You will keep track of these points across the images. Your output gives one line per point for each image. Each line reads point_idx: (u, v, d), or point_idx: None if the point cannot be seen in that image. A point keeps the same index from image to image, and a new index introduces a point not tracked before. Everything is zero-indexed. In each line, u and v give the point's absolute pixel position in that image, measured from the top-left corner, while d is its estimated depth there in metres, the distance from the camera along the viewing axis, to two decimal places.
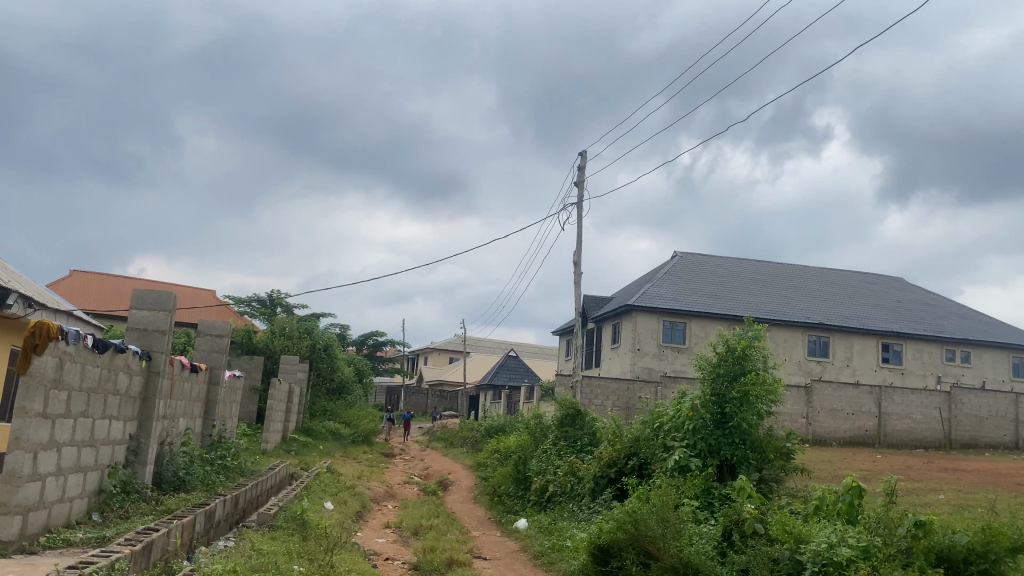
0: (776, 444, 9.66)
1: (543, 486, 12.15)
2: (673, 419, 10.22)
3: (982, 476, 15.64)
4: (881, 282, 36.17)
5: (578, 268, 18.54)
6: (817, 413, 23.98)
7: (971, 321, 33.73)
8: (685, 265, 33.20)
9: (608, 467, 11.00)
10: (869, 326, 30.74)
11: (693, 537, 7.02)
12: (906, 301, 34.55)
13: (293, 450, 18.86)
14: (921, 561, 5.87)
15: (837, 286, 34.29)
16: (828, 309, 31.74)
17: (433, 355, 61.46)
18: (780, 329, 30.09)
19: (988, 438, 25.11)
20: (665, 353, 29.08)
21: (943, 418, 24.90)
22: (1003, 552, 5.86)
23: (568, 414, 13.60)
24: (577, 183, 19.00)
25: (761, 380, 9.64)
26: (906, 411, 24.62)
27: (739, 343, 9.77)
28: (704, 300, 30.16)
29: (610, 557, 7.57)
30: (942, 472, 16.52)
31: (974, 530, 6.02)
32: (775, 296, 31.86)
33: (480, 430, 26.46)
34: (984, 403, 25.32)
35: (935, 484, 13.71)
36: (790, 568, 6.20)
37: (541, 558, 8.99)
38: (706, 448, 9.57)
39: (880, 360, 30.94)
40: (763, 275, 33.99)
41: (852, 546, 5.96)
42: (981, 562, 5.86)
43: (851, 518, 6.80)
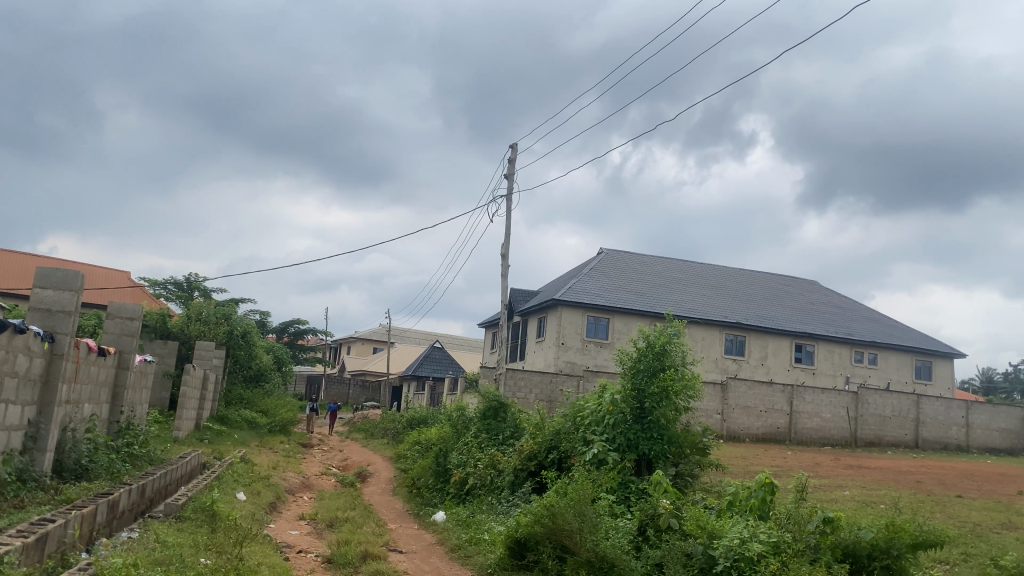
0: (692, 439, 9.81)
1: (462, 479, 12.07)
2: (594, 413, 10.24)
3: (885, 474, 16.30)
4: (797, 284, 37.37)
5: (506, 261, 18.48)
6: (732, 410, 24.60)
7: (878, 325, 35.15)
8: (610, 261, 33.58)
9: (528, 460, 10.98)
10: (784, 327, 31.70)
11: (610, 531, 7.02)
12: (819, 304, 35.77)
13: (207, 438, 18.30)
14: (828, 556, 6.01)
15: (755, 287, 35.24)
16: (746, 308, 32.57)
17: (357, 344, 60.69)
18: (699, 327, 30.69)
19: (891, 437, 26.23)
20: (588, 347, 29.35)
21: (850, 416, 25.83)
22: (905, 548, 6.06)
23: (491, 407, 13.53)
24: (507, 176, 18.93)
25: (681, 375, 9.77)
26: (815, 410, 25.45)
27: (659, 339, 9.88)
28: (627, 297, 30.54)
29: (527, 551, 7.55)
30: (848, 469, 17.16)
31: (878, 527, 6.20)
32: (696, 295, 32.51)
33: (401, 421, 26.24)
34: (888, 403, 26.44)
35: (839, 480, 14.16)
36: (702, 563, 6.30)
37: (456, 551, 8.91)
38: (625, 442, 9.62)
39: (793, 359, 31.95)
40: (686, 274, 34.65)
41: (763, 541, 6.08)
42: (884, 558, 6.04)
43: (763, 514, 6.93)
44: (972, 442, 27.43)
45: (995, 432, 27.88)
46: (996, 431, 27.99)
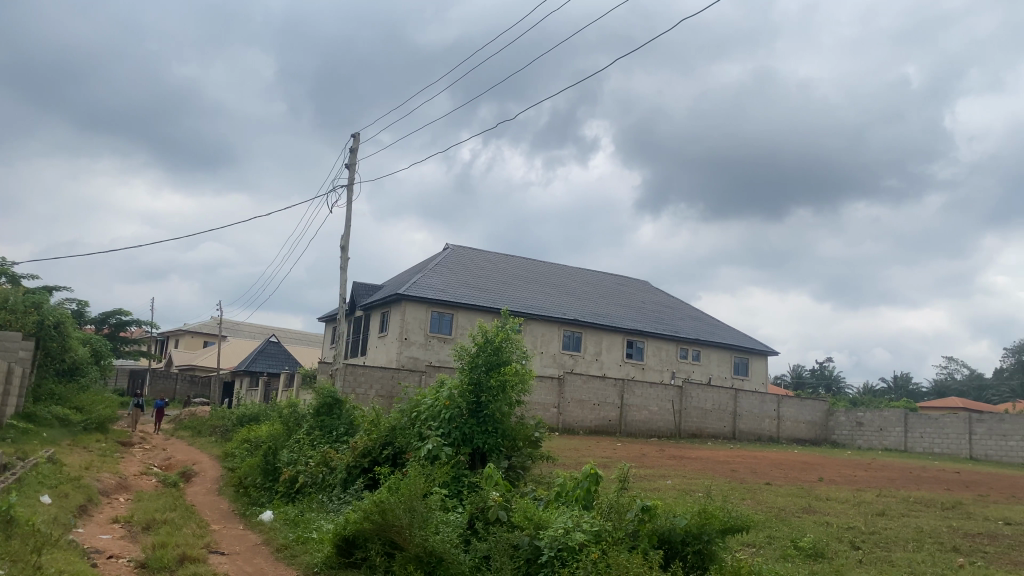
0: (525, 433, 10.00)
1: (292, 477, 11.72)
2: (430, 408, 10.20)
3: (703, 463, 17.32)
4: (631, 284, 39.03)
5: (345, 253, 18.09)
6: (567, 403, 25.27)
7: (703, 324, 37.32)
8: (453, 257, 33.67)
9: (362, 457, 10.79)
10: (618, 324, 32.99)
11: (439, 525, 7.01)
12: (650, 303, 37.51)
13: (9, 438, 16.73)
14: (645, 543, 6.29)
15: (592, 286, 36.48)
16: (584, 306, 33.60)
17: (186, 338, 57.64)
18: (539, 323, 31.34)
19: (711, 430, 27.92)
20: (430, 342, 29.28)
21: (675, 409, 27.25)
22: (715, 533, 6.42)
23: (326, 403, 13.20)
24: (348, 166, 18.50)
25: (516, 371, 9.93)
26: (644, 403, 26.66)
27: (497, 335, 10.00)
28: (469, 292, 30.74)
29: (355, 548, 7.43)
30: (671, 459, 18.06)
31: (692, 514, 6.54)
32: (536, 292, 33.22)
33: (231, 418, 25.11)
34: (709, 397, 28.12)
35: (662, 470, 14.89)
36: (527, 553, 6.44)
37: (283, 550, 8.62)
38: (459, 437, 9.63)
39: (625, 355, 33.32)
40: (527, 271, 35.31)
41: (586, 531, 6.29)
42: (696, 543, 6.37)
43: (588, 504, 7.16)
44: (781, 433, 29.73)
45: (802, 423, 30.35)
46: (802, 422, 30.44)
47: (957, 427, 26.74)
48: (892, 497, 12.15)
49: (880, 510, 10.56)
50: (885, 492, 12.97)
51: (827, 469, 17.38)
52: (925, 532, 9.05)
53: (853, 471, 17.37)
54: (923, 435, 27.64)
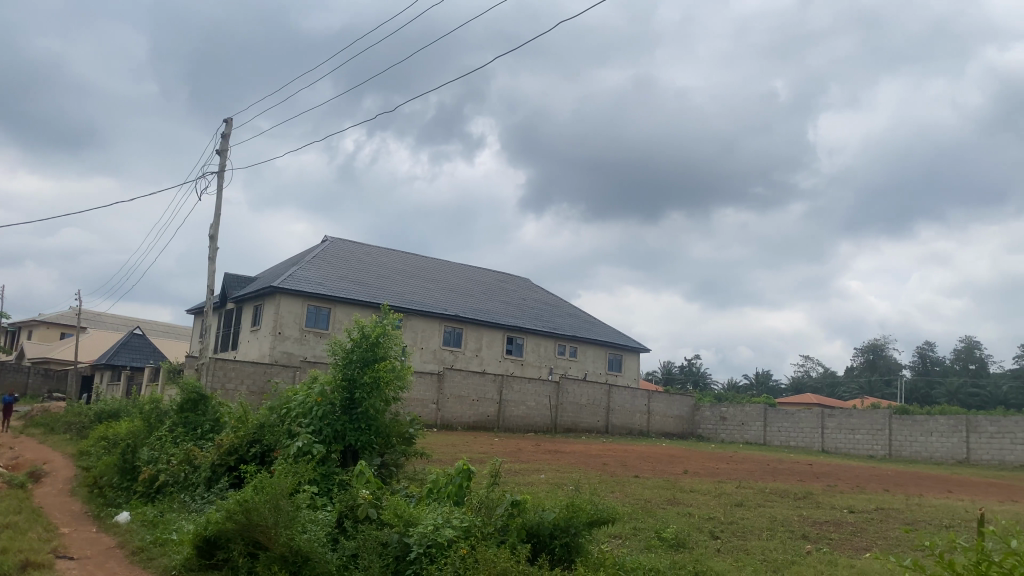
0: (398, 429, 9.92)
1: (152, 476, 11.19)
2: (301, 405, 9.93)
3: (576, 457, 17.67)
4: (510, 281, 39.41)
5: (215, 242, 17.39)
6: (446, 399, 25.17)
7: (579, 321, 38.14)
8: (332, 250, 32.95)
9: (228, 455, 10.40)
10: (497, 320, 33.23)
11: (306, 524, 6.84)
12: (529, 299, 38.00)
13: None
14: (513, 536, 6.34)
15: (472, 282, 36.59)
16: (464, 302, 33.62)
17: (40, 329, 53.96)
18: (418, 319, 31.09)
19: (585, 424, 28.57)
20: (306, 337, 28.59)
21: (551, 404, 27.71)
22: (581, 526, 6.56)
23: (191, 398, 12.64)
24: (219, 151, 17.76)
25: (392, 367, 9.82)
26: (521, 399, 26.97)
27: (372, 330, 9.86)
28: (347, 286, 30.20)
29: (216, 549, 7.18)
30: (546, 453, 18.33)
31: (560, 508, 6.66)
32: (416, 287, 33.01)
33: (88, 415, 23.68)
34: (584, 392, 28.74)
35: (535, 464, 15.10)
36: (397, 551, 6.40)
37: (139, 553, 8.20)
38: (331, 434, 9.42)
39: (504, 352, 33.60)
40: (408, 266, 35.02)
41: (455, 527, 6.32)
42: (564, 536, 6.48)
43: (459, 500, 7.17)
44: (651, 427, 30.79)
45: (670, 418, 31.53)
46: (671, 417, 31.59)
47: (811, 421, 28.45)
48: (751, 488, 12.81)
49: (738, 500, 11.11)
50: (744, 483, 13.64)
51: (693, 462, 18.15)
52: (777, 521, 9.58)
53: (717, 463, 18.19)
54: (781, 429, 29.30)
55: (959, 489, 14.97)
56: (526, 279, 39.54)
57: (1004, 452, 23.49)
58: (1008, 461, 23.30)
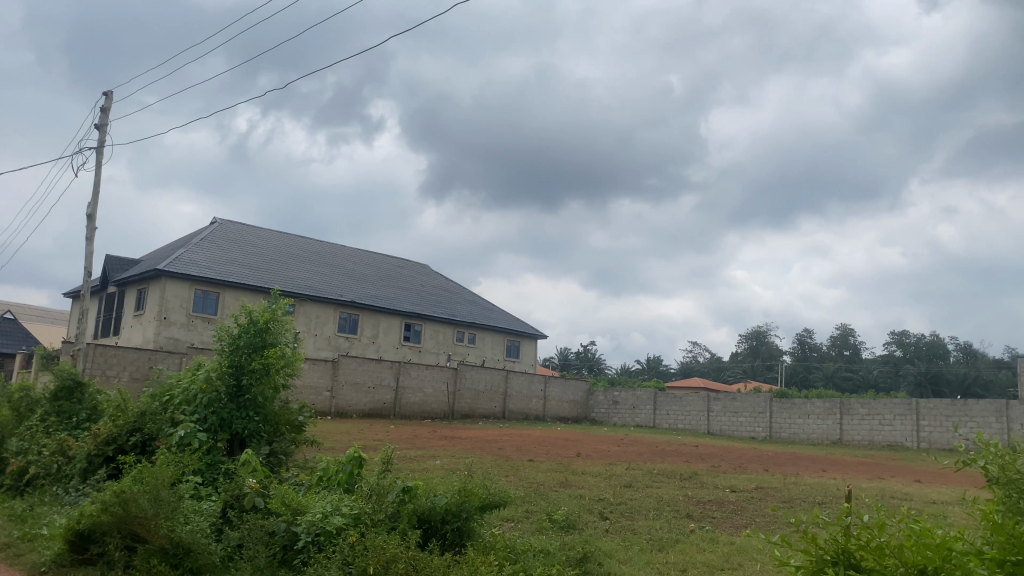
0: (288, 416, 9.72)
1: (21, 468, 10.55)
2: (185, 392, 9.55)
3: (472, 442, 17.74)
4: (408, 267, 39.12)
5: (93, 222, 16.51)
6: (341, 386, 24.75)
7: (477, 307, 38.26)
8: (221, 232, 31.85)
9: (104, 445, 9.88)
10: (394, 307, 32.94)
11: (189, 515, 6.60)
12: (427, 285, 37.83)
13: None
14: (404, 523, 6.31)
15: (369, 267, 36.10)
16: (360, 288, 33.13)
17: None
18: (313, 304, 30.42)
19: (482, 410, 28.71)
20: (193, 323, 27.58)
21: (448, 390, 27.71)
22: (473, 510, 6.58)
23: (65, 386, 11.99)
24: (99, 126, 16.84)
25: (282, 353, 9.61)
26: (418, 385, 26.85)
27: (261, 315, 9.60)
28: (238, 270, 29.28)
29: (90, 543, 6.80)
30: (441, 439, 18.32)
31: (452, 493, 6.66)
32: (310, 272, 32.33)
33: None
34: (482, 378, 28.87)
35: (430, 450, 15.08)
36: (284, 540, 6.29)
37: (5, 550, 7.72)
38: (217, 422, 9.10)
39: (402, 338, 33.35)
40: (302, 250, 34.21)
41: (345, 514, 6.26)
42: (455, 520, 6.48)
43: (349, 487, 7.08)
44: (547, 412, 31.23)
45: (565, 403, 32.05)
46: (566, 402, 32.12)
47: (698, 405, 29.51)
48: (640, 470, 13.19)
49: (627, 482, 11.42)
50: (634, 465, 14.03)
51: (585, 445, 18.53)
52: (664, 501, 9.91)
53: (609, 446, 18.65)
54: (669, 412, 30.26)
55: (832, 468, 15.85)
56: (424, 265, 39.32)
57: (873, 433, 25.03)
58: (877, 441, 24.85)
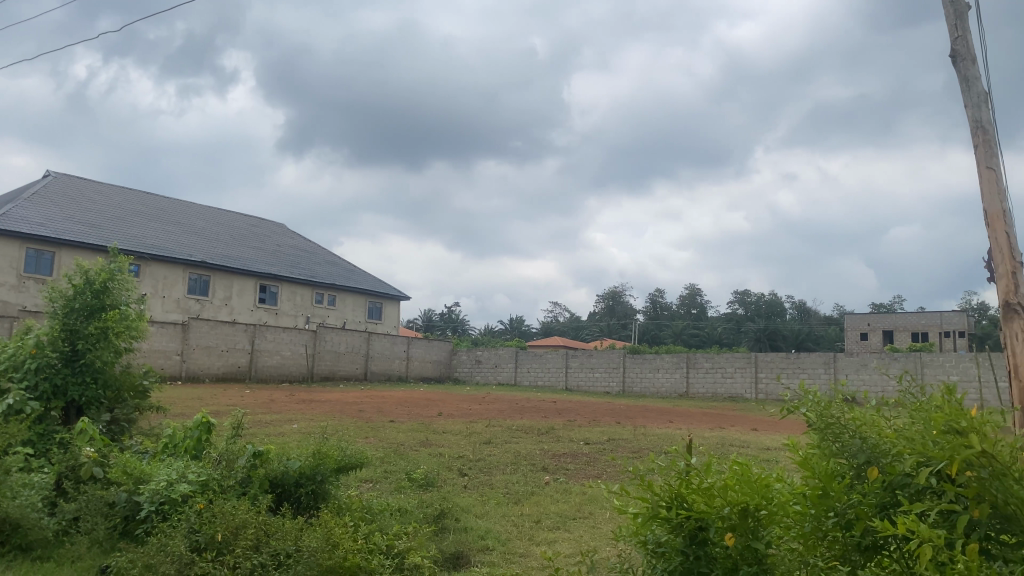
0: (130, 381, 9.21)
1: None
2: (12, 357, 8.82)
3: (331, 405, 17.44)
4: (263, 226, 37.75)
5: None
6: (192, 350, 23.67)
7: (337, 268, 37.52)
8: (55, 186, 29.51)
9: None
10: (249, 267, 31.78)
11: (18, 490, 6.12)
12: (283, 246, 36.70)
13: None
14: (255, 488, 6.14)
15: (221, 226, 34.55)
16: (211, 248, 31.69)
17: None
18: (161, 265, 28.79)
19: (343, 372, 28.31)
20: (25, 284, 25.52)
21: (307, 353, 27.13)
22: (328, 472, 6.48)
23: None
24: None
25: (122, 316, 9.12)
26: (275, 348, 26.11)
27: (99, 275, 9.02)
28: (76, 228, 27.29)
29: None
30: (298, 403, 17.92)
31: (306, 456, 6.53)
32: (157, 230, 30.59)
33: None
34: (342, 340, 28.41)
35: (287, 414, 14.71)
36: (126, 510, 6.00)
37: None
38: (50, 389, 8.50)
39: (257, 300, 32.28)
40: (147, 207, 32.27)
41: (191, 481, 6.02)
42: (309, 484, 6.37)
43: (197, 454, 6.81)
44: (410, 372, 31.15)
45: (428, 362, 32.07)
46: (429, 362, 32.15)
47: (557, 361, 30.30)
48: (499, 426, 13.41)
49: (486, 439, 11.60)
50: (494, 422, 14.23)
51: (446, 405, 18.64)
52: (522, 456, 10.15)
53: (468, 405, 18.84)
54: (530, 370, 30.92)
55: (678, 419, 16.73)
56: (281, 225, 38.05)
57: (716, 386, 26.65)
58: (719, 393, 26.46)
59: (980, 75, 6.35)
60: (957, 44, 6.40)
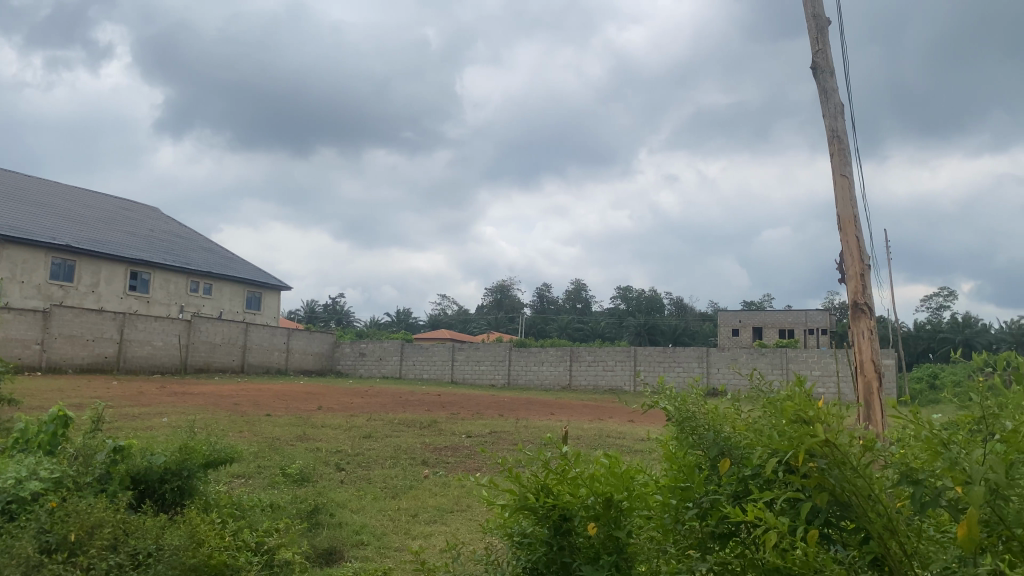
0: None
1: None
2: None
3: (204, 399, 16.79)
4: (135, 209, 35.93)
5: None
6: (53, 339, 22.32)
7: (214, 256, 36.09)
8: None
9: None
10: (119, 253, 30.18)
11: None
12: (157, 231, 35.04)
13: None
14: (115, 485, 5.82)
15: (88, 208, 32.66)
16: (77, 231, 29.92)
17: None
18: (20, 248, 26.94)
19: (218, 363, 27.33)
20: None
21: (181, 344, 26.04)
22: (195, 468, 6.24)
23: None
24: None
25: None
26: (146, 338, 24.92)
27: None
28: None
29: None
30: (170, 396, 17.15)
31: (171, 450, 6.25)
32: (15, 210, 28.58)
33: None
34: (219, 331, 27.40)
35: (156, 407, 14.04)
36: None
37: None
38: None
39: (127, 288, 30.71)
40: (4, 185, 30.10)
41: (43, 479, 5.64)
42: (175, 480, 6.11)
43: (52, 449, 6.40)
44: (289, 365, 30.35)
45: (309, 355, 31.32)
46: (310, 354, 31.41)
47: (442, 354, 30.24)
48: (380, 420, 13.26)
49: (367, 433, 11.43)
50: (374, 416, 14.04)
51: (327, 398, 18.29)
52: (401, 449, 10.08)
53: (350, 398, 18.55)
54: (415, 362, 30.74)
55: (559, 411, 17.03)
56: (155, 210, 36.34)
57: (597, 378, 27.37)
58: (600, 385, 27.20)
59: (837, 87, 6.73)
60: (818, 56, 6.76)
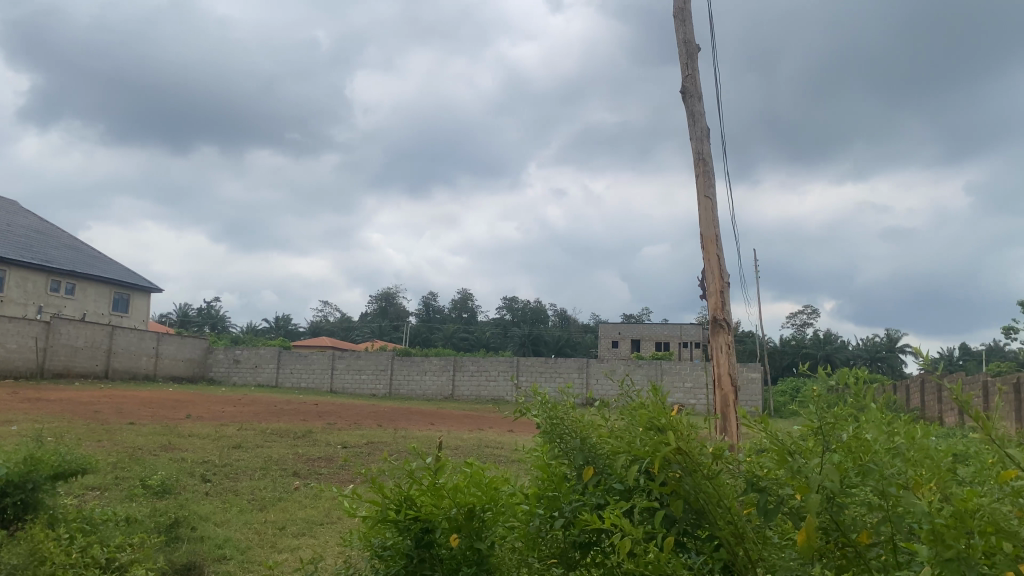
0: None
1: None
2: None
3: (61, 406, 15.78)
4: None
5: None
6: None
7: (78, 255, 34.13)
8: None
9: None
10: None
11: None
12: (15, 226, 32.76)
13: None
14: None
15: None
16: None
17: None
18: None
19: (80, 368, 25.73)
20: None
21: (38, 347, 24.42)
22: (42, 480, 5.84)
23: None
24: None
25: None
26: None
27: None
28: None
29: None
30: (22, 403, 16.02)
31: (15, 461, 5.82)
32: None
33: None
34: (81, 334, 25.84)
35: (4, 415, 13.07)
36: None
37: None
38: None
39: None
40: None
41: None
42: (18, 493, 5.69)
43: None
44: (158, 371, 28.91)
45: (180, 361, 29.92)
46: (181, 360, 30.01)
47: (322, 363, 29.57)
48: (251, 429, 12.83)
49: (236, 443, 11.01)
50: (246, 425, 13.58)
51: (197, 406, 17.54)
52: (272, 460, 9.76)
53: (221, 407, 17.87)
54: (293, 371, 29.94)
55: (438, 421, 16.96)
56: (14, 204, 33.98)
57: (480, 389, 27.58)
58: (483, 395, 27.41)
59: (704, 111, 7.00)
60: (687, 81, 7.04)
